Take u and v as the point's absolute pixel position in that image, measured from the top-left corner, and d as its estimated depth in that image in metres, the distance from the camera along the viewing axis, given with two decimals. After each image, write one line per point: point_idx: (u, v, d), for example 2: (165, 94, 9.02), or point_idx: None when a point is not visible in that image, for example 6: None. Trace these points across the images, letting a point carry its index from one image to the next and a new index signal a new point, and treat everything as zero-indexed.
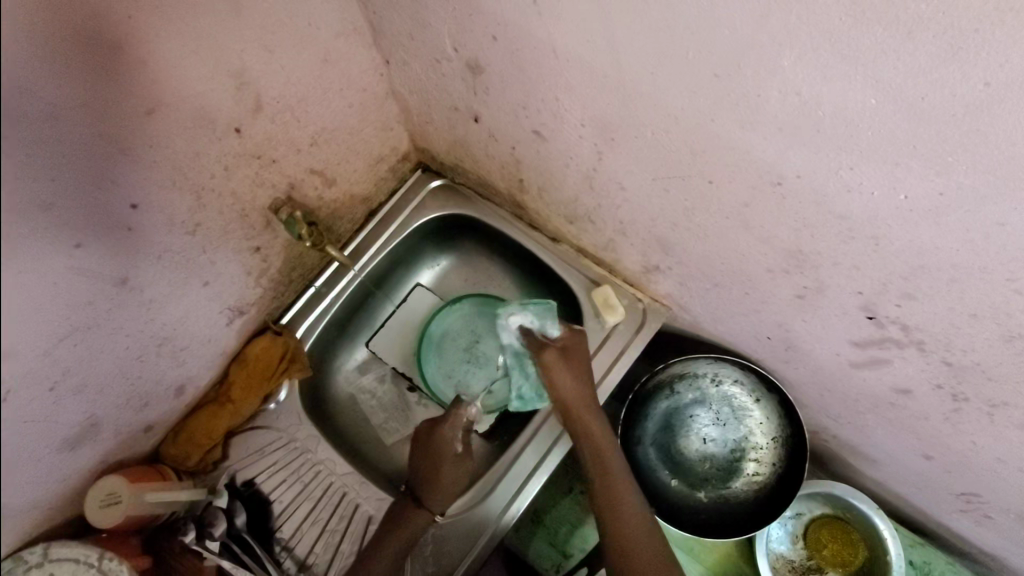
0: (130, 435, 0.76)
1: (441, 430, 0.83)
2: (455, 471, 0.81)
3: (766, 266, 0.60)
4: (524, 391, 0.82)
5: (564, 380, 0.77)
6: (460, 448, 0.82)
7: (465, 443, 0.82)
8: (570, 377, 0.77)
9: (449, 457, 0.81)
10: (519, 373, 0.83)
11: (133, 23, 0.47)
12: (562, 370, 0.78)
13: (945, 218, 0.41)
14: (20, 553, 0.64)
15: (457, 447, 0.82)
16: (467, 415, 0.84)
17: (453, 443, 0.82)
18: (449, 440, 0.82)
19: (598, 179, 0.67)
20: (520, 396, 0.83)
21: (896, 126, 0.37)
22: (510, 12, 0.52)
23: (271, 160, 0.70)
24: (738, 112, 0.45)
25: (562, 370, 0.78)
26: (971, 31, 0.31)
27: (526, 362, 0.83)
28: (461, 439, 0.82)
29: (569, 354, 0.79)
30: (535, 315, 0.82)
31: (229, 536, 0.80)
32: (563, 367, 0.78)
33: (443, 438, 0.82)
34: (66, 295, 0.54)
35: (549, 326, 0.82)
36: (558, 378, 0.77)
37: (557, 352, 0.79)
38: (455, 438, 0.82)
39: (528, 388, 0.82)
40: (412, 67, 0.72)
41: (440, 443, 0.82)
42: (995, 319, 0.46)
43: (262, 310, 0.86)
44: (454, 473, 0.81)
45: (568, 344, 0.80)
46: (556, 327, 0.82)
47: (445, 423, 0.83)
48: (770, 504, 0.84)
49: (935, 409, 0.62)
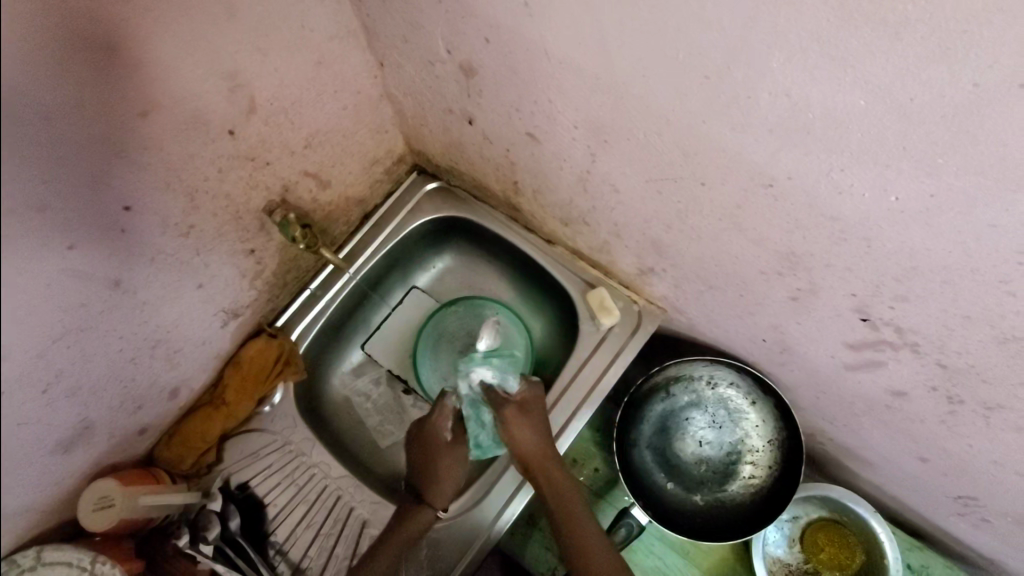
0: (124, 438, 0.76)
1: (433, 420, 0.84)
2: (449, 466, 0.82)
3: (760, 268, 0.59)
4: (482, 439, 0.82)
5: (521, 434, 0.76)
6: (451, 437, 0.83)
7: (455, 430, 0.83)
8: (528, 430, 0.77)
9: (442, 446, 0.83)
10: (474, 422, 0.83)
11: (124, 25, 0.47)
12: (519, 423, 0.77)
13: (936, 220, 0.41)
14: (13, 555, 0.64)
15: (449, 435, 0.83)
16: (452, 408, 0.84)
17: (442, 433, 0.83)
18: (439, 430, 0.84)
19: (592, 181, 0.67)
20: (478, 443, 0.83)
21: (886, 127, 0.37)
22: (501, 15, 0.52)
23: (264, 162, 0.70)
24: (729, 115, 0.45)
25: (519, 426, 0.77)
26: (959, 32, 0.31)
27: (483, 409, 0.83)
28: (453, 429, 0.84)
29: (527, 409, 0.78)
30: (497, 371, 0.81)
31: (223, 540, 0.79)
32: (520, 420, 0.77)
33: (434, 428, 0.84)
34: (58, 298, 0.54)
35: (510, 382, 0.80)
36: (516, 432, 0.76)
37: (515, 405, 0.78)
38: (445, 427, 0.84)
39: (486, 436, 0.83)
40: (406, 70, 0.72)
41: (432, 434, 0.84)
42: (989, 321, 0.46)
43: (257, 313, 0.86)
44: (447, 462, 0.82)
45: (526, 400, 0.79)
46: (514, 385, 0.80)
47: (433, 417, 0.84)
48: (766, 507, 0.84)
49: (931, 411, 0.62)
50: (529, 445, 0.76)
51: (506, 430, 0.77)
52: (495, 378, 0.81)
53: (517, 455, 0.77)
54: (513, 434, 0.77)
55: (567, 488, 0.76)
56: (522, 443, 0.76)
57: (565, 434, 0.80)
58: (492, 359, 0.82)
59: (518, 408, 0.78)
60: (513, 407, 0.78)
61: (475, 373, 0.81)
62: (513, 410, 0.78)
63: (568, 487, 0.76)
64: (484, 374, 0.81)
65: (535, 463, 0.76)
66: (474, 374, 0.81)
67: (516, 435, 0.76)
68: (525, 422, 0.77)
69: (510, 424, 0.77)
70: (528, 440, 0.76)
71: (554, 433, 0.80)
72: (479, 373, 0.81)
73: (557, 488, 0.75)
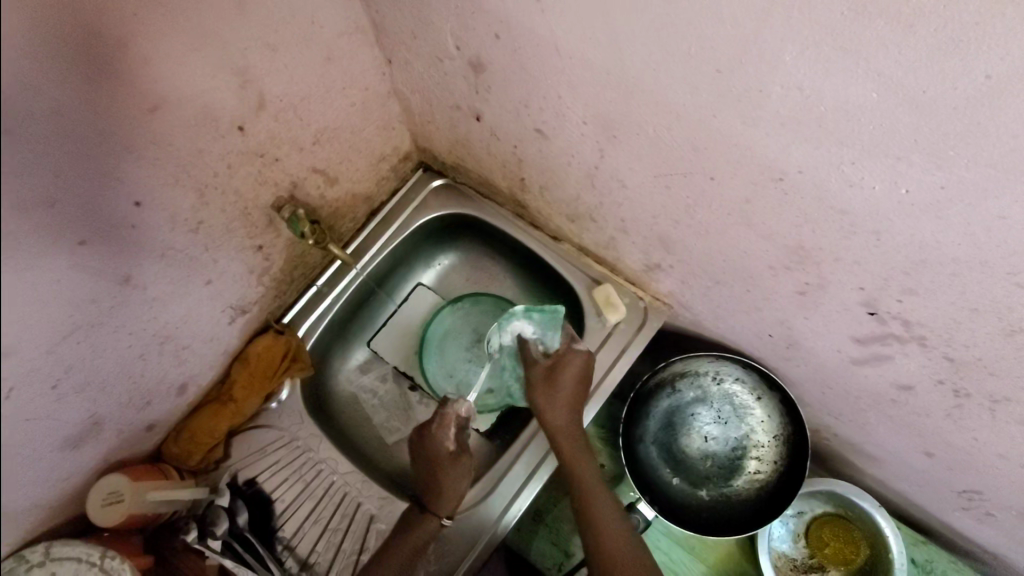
0: (133, 433, 0.76)
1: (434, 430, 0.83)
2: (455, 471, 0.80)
3: (767, 263, 0.60)
4: (514, 390, 0.86)
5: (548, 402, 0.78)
6: (452, 446, 0.82)
7: (456, 440, 0.82)
8: (553, 398, 0.78)
9: (444, 459, 0.81)
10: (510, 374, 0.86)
11: (136, 21, 0.47)
12: (543, 391, 0.78)
13: (946, 212, 0.41)
14: (22, 551, 0.64)
15: (449, 445, 0.82)
16: (457, 414, 0.83)
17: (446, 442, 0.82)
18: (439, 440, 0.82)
19: (600, 177, 0.67)
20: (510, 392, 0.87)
21: (898, 119, 0.38)
22: (512, 10, 0.52)
23: (273, 158, 0.70)
24: (740, 108, 0.45)
25: (544, 393, 0.78)
26: (972, 24, 0.31)
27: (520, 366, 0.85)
28: (454, 437, 0.82)
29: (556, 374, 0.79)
30: (539, 327, 0.83)
31: (231, 535, 0.80)
32: (546, 390, 0.78)
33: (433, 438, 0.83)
34: (70, 293, 0.55)
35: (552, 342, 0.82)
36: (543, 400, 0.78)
37: (545, 369, 0.80)
38: (447, 437, 0.82)
39: (518, 387, 0.86)
40: (414, 66, 0.73)
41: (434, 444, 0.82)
42: (997, 313, 0.46)
43: (265, 309, 0.86)
44: (454, 475, 0.80)
45: (558, 363, 0.80)
46: (557, 342, 0.82)
47: (435, 424, 0.83)
48: (771, 502, 0.84)
49: (937, 405, 0.62)
50: (552, 414, 0.77)
51: (532, 399, 0.78)
52: (536, 335, 0.83)
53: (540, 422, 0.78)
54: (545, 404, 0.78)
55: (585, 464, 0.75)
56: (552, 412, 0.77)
57: None
58: (535, 315, 0.83)
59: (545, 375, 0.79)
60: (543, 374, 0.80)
61: (517, 325, 0.84)
62: (543, 372, 0.80)
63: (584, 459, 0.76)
64: (527, 328, 0.84)
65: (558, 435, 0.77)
66: (517, 325, 0.84)
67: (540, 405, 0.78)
68: (550, 391, 0.78)
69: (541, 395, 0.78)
70: (553, 413, 0.77)
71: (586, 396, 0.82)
72: (523, 326, 0.84)
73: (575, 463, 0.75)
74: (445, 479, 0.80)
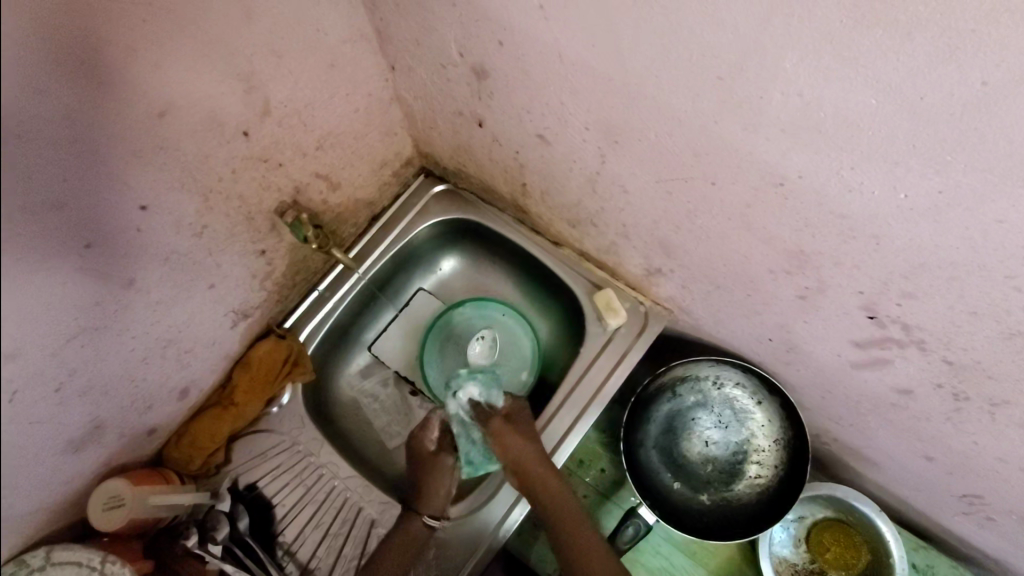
0: (134, 438, 0.76)
1: (415, 436, 0.87)
2: (439, 471, 0.84)
3: (768, 268, 0.60)
4: (473, 455, 0.83)
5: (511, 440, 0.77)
6: (434, 447, 0.86)
7: (438, 442, 0.86)
8: (519, 437, 0.78)
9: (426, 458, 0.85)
10: (465, 440, 0.84)
11: (144, 26, 0.48)
12: (509, 433, 0.78)
13: (944, 216, 0.42)
14: (22, 556, 0.65)
15: (432, 445, 0.86)
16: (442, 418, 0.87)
17: (427, 443, 0.86)
18: (422, 441, 0.87)
19: (601, 182, 0.68)
20: (469, 461, 0.83)
21: (896, 125, 0.38)
22: (515, 17, 0.53)
23: (277, 163, 0.71)
24: (740, 114, 0.46)
25: (511, 435, 0.78)
26: (968, 32, 0.32)
27: (472, 428, 0.84)
28: (436, 439, 0.87)
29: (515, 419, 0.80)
30: (483, 386, 0.85)
31: (232, 540, 0.80)
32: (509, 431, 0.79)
33: (417, 439, 0.87)
34: (76, 297, 0.55)
35: (495, 396, 0.84)
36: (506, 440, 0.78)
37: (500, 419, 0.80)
38: (428, 440, 0.86)
39: (477, 453, 0.83)
40: (417, 73, 0.73)
41: (419, 444, 0.87)
42: (996, 316, 0.47)
43: (266, 314, 0.86)
44: (433, 473, 0.84)
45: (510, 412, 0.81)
46: (501, 398, 0.84)
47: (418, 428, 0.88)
48: (772, 506, 0.84)
49: (937, 409, 0.63)
50: (521, 451, 0.77)
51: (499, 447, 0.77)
52: (482, 394, 0.85)
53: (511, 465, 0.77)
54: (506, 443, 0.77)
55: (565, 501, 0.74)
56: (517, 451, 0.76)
57: (570, 438, 0.80)
58: (477, 375, 0.86)
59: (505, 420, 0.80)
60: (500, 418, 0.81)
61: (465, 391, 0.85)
62: (501, 421, 0.80)
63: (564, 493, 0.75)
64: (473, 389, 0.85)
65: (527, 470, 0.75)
66: (462, 391, 0.85)
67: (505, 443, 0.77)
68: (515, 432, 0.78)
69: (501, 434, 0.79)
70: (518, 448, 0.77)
71: (549, 450, 0.80)
72: (469, 390, 0.85)
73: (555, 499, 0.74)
74: (428, 477, 0.84)
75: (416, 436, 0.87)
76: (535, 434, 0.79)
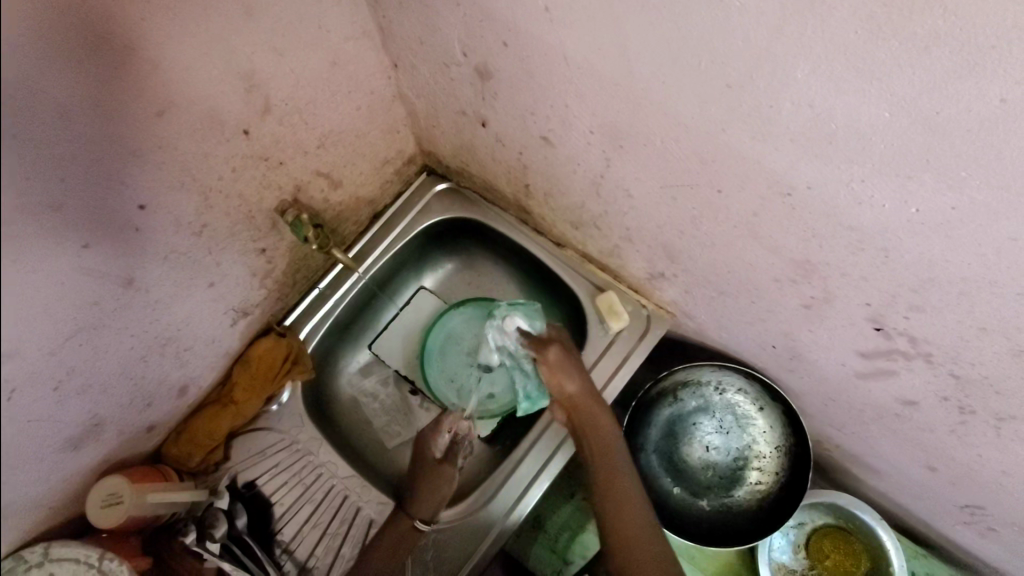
0: (132, 435, 0.76)
1: (424, 440, 0.86)
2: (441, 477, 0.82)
3: (773, 276, 0.59)
4: (530, 389, 0.84)
5: (566, 376, 0.77)
6: (440, 454, 0.84)
7: (444, 449, 0.84)
8: (573, 373, 0.78)
9: (430, 464, 0.84)
10: (519, 374, 0.85)
11: (140, 23, 0.46)
12: (563, 367, 0.78)
13: (956, 232, 0.41)
14: (20, 552, 0.64)
15: (437, 453, 0.84)
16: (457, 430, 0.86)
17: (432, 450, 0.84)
18: (429, 446, 0.85)
19: (606, 186, 0.67)
20: (527, 395, 0.84)
21: (910, 140, 0.37)
22: (520, 18, 0.52)
23: (278, 162, 0.70)
24: (749, 123, 0.45)
25: (564, 368, 0.78)
26: (988, 47, 0.31)
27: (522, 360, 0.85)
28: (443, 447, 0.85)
29: (567, 350, 0.80)
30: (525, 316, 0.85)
31: (230, 538, 0.80)
32: (564, 366, 0.78)
33: (424, 444, 0.85)
34: (73, 296, 0.54)
35: (537, 324, 0.85)
36: (561, 375, 0.78)
37: (556, 348, 0.80)
38: (436, 443, 0.85)
39: (533, 386, 0.84)
40: (420, 71, 0.72)
41: (424, 451, 0.85)
42: (1005, 332, 0.46)
43: (267, 311, 0.86)
44: (436, 480, 0.81)
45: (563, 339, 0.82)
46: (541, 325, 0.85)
47: (428, 432, 0.86)
48: (773, 515, 0.84)
49: (941, 420, 0.62)
50: (577, 388, 0.77)
51: (551, 373, 0.78)
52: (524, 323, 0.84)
53: (567, 399, 0.77)
54: (561, 378, 0.77)
55: (612, 437, 0.75)
56: (571, 386, 0.77)
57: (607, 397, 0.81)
58: (515, 307, 0.86)
59: (557, 349, 0.79)
60: (554, 347, 0.80)
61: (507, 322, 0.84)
62: (555, 351, 0.79)
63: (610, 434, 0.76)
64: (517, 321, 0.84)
65: (581, 404, 0.76)
66: (507, 322, 0.84)
67: (560, 378, 0.77)
68: (569, 367, 0.78)
69: (553, 367, 0.78)
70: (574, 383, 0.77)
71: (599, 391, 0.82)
72: (514, 320, 0.84)
73: (600, 436, 0.75)
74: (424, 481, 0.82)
75: (426, 439, 0.86)
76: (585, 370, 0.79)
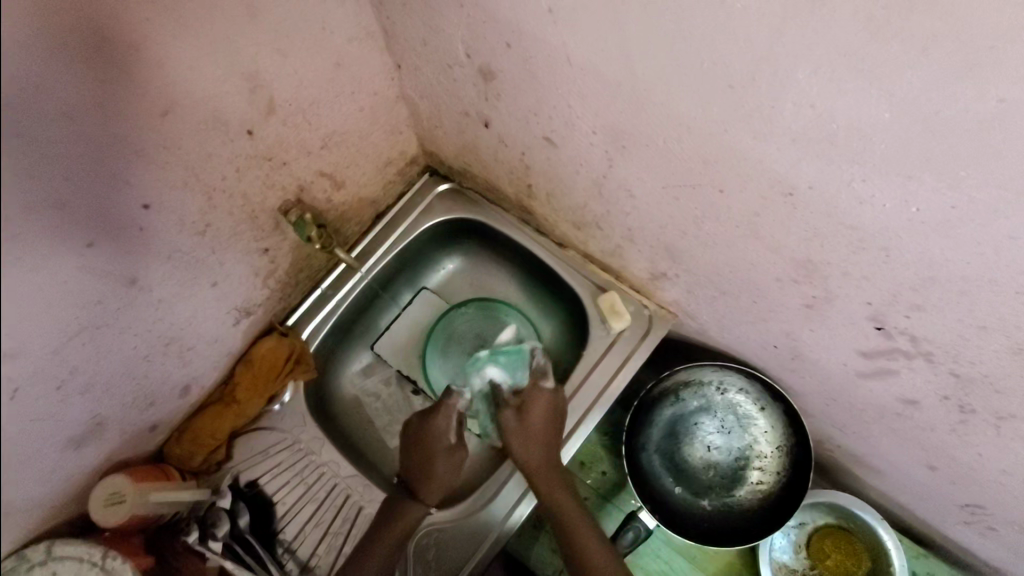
0: (135, 435, 0.76)
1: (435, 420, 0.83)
2: (449, 464, 0.82)
3: (775, 275, 0.60)
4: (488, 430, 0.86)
5: (519, 445, 0.77)
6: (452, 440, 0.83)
7: (457, 435, 0.83)
8: (527, 441, 0.77)
9: (442, 451, 0.82)
10: (482, 417, 0.86)
11: (144, 24, 0.47)
12: (517, 434, 0.78)
13: (956, 231, 0.41)
14: (24, 550, 0.65)
15: (450, 438, 0.83)
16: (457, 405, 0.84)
17: (446, 436, 0.82)
18: (442, 432, 0.83)
19: (608, 186, 0.67)
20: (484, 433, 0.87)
21: (911, 139, 0.38)
22: (523, 19, 0.52)
23: (281, 162, 0.70)
24: (751, 124, 0.45)
25: (517, 435, 0.77)
26: (988, 48, 0.31)
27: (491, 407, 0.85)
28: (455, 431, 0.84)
29: (524, 411, 0.79)
30: (506, 369, 0.83)
31: (232, 537, 0.80)
32: (520, 431, 0.78)
33: (436, 429, 0.83)
34: (78, 295, 0.55)
35: (519, 378, 0.83)
36: (514, 442, 0.77)
37: (513, 412, 0.79)
38: (449, 429, 0.83)
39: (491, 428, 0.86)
40: (423, 72, 0.73)
41: (434, 435, 0.82)
42: (1005, 331, 0.46)
43: (269, 311, 0.86)
44: (447, 466, 0.82)
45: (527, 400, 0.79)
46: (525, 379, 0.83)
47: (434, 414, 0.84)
48: (773, 514, 0.84)
49: (942, 420, 0.62)
50: (530, 456, 0.77)
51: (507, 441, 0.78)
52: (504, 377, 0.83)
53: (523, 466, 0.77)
54: (520, 444, 0.77)
55: (565, 502, 0.75)
56: (528, 455, 0.77)
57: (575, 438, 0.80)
58: (499, 357, 0.84)
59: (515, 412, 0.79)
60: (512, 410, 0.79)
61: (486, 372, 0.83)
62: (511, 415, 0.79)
63: (563, 496, 0.75)
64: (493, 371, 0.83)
65: (538, 471, 0.76)
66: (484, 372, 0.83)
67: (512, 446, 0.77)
68: (523, 433, 0.77)
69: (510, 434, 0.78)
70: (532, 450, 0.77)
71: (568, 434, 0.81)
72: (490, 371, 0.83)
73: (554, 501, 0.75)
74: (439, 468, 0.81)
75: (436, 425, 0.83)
76: (550, 428, 0.78)
